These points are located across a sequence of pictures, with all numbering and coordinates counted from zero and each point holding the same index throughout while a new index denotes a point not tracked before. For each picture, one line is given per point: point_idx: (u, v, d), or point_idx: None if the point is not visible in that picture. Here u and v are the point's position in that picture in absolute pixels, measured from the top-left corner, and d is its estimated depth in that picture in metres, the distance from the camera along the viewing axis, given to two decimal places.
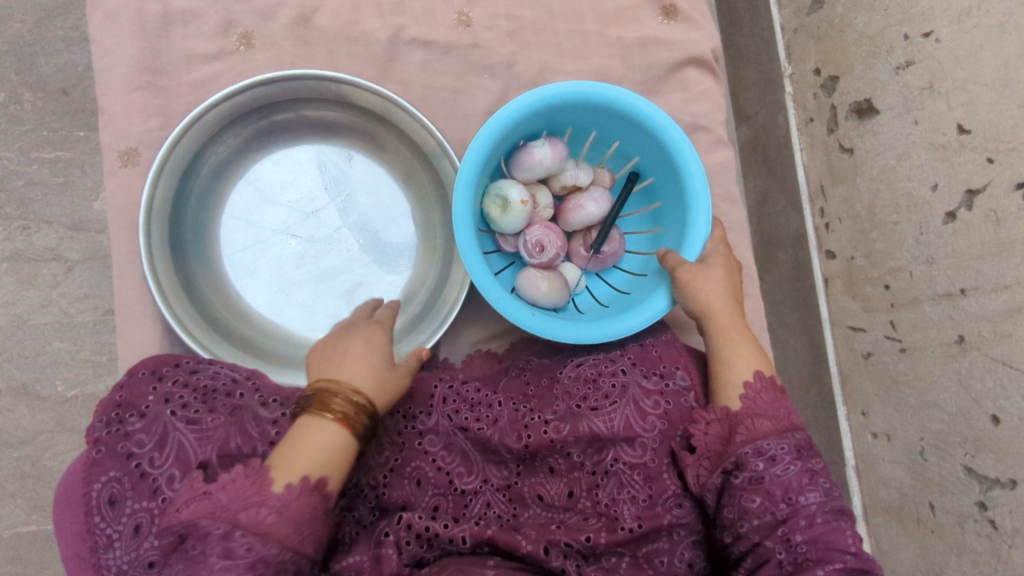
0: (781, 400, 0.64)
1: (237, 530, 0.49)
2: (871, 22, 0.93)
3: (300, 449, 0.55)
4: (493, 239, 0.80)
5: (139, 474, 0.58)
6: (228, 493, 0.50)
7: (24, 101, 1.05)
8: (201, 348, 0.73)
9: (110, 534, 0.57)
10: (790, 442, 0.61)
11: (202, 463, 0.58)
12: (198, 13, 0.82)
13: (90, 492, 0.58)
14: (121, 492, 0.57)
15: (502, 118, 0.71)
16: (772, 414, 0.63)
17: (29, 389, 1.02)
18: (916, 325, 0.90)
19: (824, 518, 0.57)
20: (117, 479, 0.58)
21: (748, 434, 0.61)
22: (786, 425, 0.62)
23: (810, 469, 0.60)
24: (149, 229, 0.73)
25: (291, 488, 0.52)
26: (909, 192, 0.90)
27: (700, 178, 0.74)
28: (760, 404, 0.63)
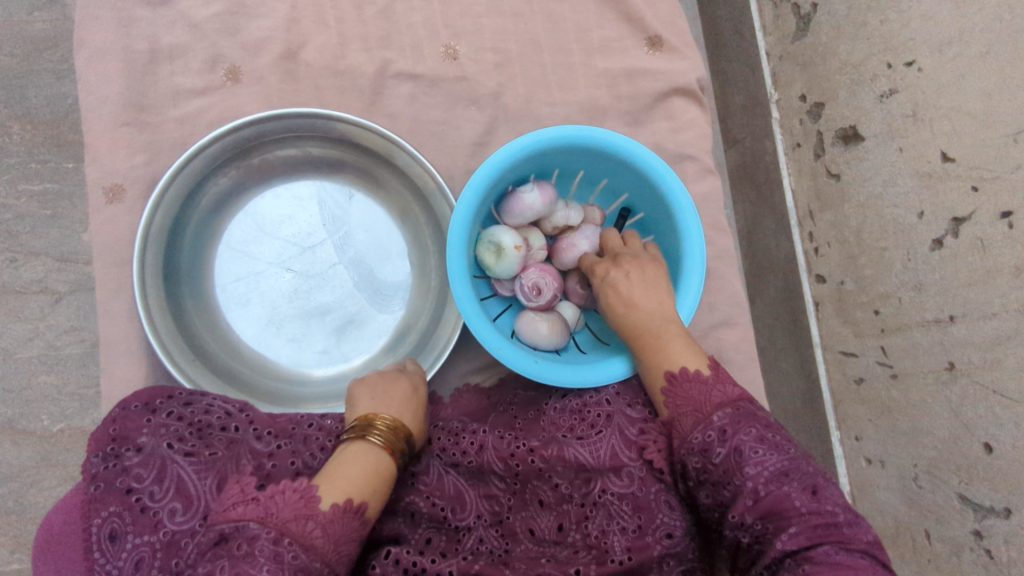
0: (708, 386, 0.60)
1: (285, 538, 0.50)
2: (854, 51, 0.94)
3: (345, 470, 0.57)
4: (489, 284, 0.81)
5: (139, 508, 0.57)
6: (276, 502, 0.52)
7: (13, 133, 1.05)
8: (188, 379, 0.72)
9: (111, 571, 0.55)
10: (715, 427, 0.57)
11: (202, 496, 0.58)
12: (184, 49, 0.82)
13: (90, 528, 0.56)
14: (121, 526, 0.56)
15: (487, 170, 0.72)
16: (694, 408, 0.60)
17: (13, 424, 1.01)
18: (906, 351, 0.90)
19: (767, 489, 0.53)
20: (117, 514, 0.56)
21: (676, 438, 0.60)
22: (708, 408, 0.59)
23: (737, 446, 0.55)
24: (143, 257, 0.72)
25: (338, 505, 0.53)
26: (896, 219, 0.90)
27: (690, 211, 0.73)
28: (680, 399, 0.61)
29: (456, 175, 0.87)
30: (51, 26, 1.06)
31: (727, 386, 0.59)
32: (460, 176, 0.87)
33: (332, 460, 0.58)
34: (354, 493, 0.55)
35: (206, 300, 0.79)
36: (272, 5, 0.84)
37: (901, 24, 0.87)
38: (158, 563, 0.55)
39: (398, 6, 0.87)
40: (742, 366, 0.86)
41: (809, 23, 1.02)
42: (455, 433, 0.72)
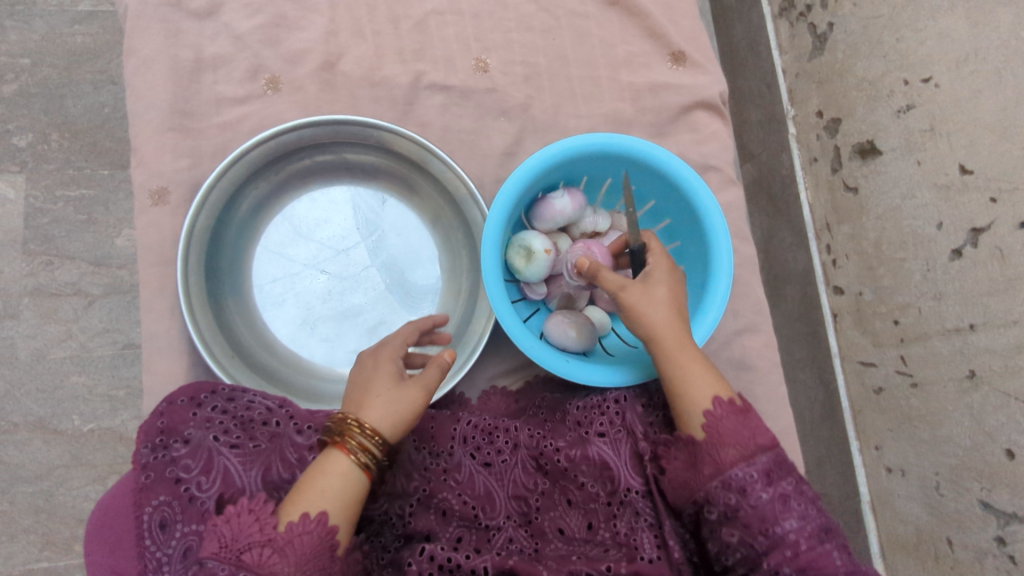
0: (744, 420, 0.61)
1: (241, 570, 0.50)
2: (871, 67, 0.97)
3: (312, 482, 0.56)
4: (518, 288, 0.83)
5: (187, 499, 0.59)
6: (235, 525, 0.51)
7: (52, 140, 1.08)
8: (226, 374, 0.74)
9: (161, 557, 0.58)
10: (758, 468, 0.59)
11: (248, 485, 0.59)
12: (228, 59, 0.86)
13: (142, 516, 0.59)
14: (170, 515, 0.58)
15: (522, 175, 0.75)
16: (738, 442, 0.60)
17: (45, 423, 1.02)
18: (926, 360, 0.91)
19: (810, 543, 0.56)
20: (167, 503, 0.59)
21: (714, 465, 0.60)
22: (754, 449, 0.59)
23: (782, 495, 0.57)
24: (187, 254, 0.75)
25: (292, 526, 0.52)
26: (915, 230, 0.92)
27: (717, 216, 0.76)
28: (724, 427, 0.61)
29: (485, 183, 0.89)
30: (92, 39, 1.10)
31: (765, 430, 0.60)
32: (490, 184, 0.90)
33: (312, 464, 0.57)
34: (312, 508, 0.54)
35: (244, 299, 0.81)
36: (312, 18, 0.88)
37: (918, 42, 0.90)
38: None
39: (432, 20, 0.90)
40: (766, 373, 0.88)
41: (825, 41, 1.05)
42: (489, 431, 0.74)
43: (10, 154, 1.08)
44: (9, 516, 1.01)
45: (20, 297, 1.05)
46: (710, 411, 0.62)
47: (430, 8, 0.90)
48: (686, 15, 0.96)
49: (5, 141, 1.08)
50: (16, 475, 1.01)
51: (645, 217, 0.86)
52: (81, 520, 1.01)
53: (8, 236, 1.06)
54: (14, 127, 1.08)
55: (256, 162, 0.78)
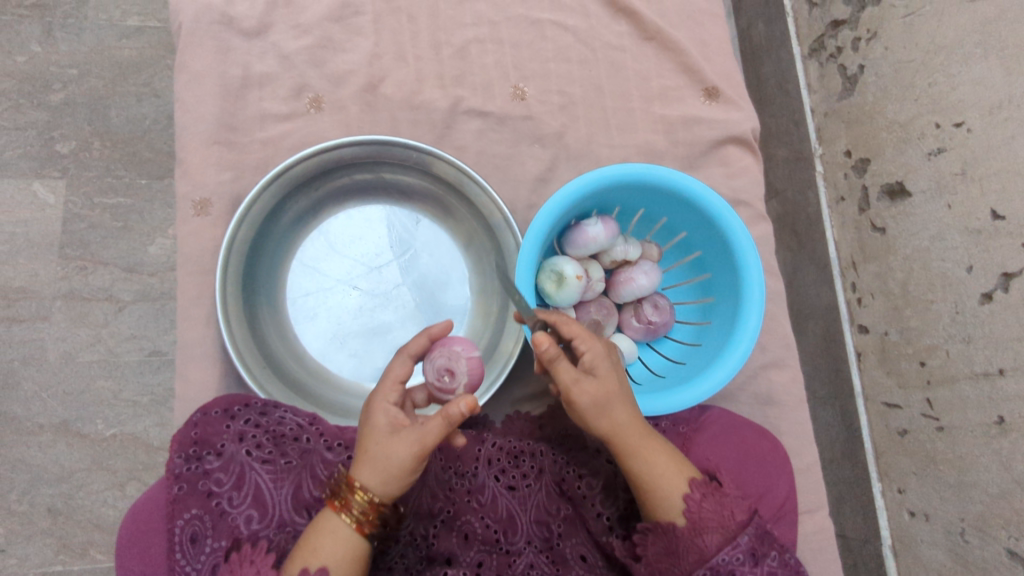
0: (722, 500, 0.59)
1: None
2: (902, 110, 0.98)
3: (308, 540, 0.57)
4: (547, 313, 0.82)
5: (218, 513, 0.61)
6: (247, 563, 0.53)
7: (94, 149, 1.11)
8: (258, 386, 0.75)
9: (190, 570, 0.60)
10: (743, 549, 0.57)
11: (278, 503, 0.61)
12: (274, 77, 0.88)
13: (174, 528, 0.61)
14: (201, 529, 0.61)
15: (558, 202, 0.76)
16: (719, 524, 0.58)
17: (69, 426, 1.03)
18: (953, 404, 0.91)
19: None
20: (198, 517, 0.61)
21: (699, 553, 0.57)
22: (735, 528, 0.58)
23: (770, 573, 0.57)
24: (226, 265, 0.76)
25: None
26: (944, 272, 0.92)
27: (750, 250, 0.77)
28: (705, 513, 0.59)
29: (518, 208, 0.91)
30: (138, 53, 1.14)
31: (741, 505, 0.59)
32: (522, 210, 0.91)
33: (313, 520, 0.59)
34: (311, 564, 0.55)
35: (278, 310, 0.82)
36: (357, 41, 0.90)
37: (950, 86, 0.91)
38: None
39: (472, 47, 0.93)
40: (792, 409, 0.88)
41: (855, 83, 1.06)
42: (514, 455, 0.74)
43: (52, 160, 1.11)
44: (27, 518, 1.01)
45: (53, 300, 1.06)
46: (690, 495, 0.60)
47: (471, 36, 0.93)
48: (720, 52, 0.98)
49: (49, 147, 1.11)
50: (38, 476, 1.02)
51: (675, 248, 0.86)
52: (98, 525, 1.01)
53: (46, 239, 1.08)
54: (58, 134, 1.11)
55: (298, 178, 0.80)
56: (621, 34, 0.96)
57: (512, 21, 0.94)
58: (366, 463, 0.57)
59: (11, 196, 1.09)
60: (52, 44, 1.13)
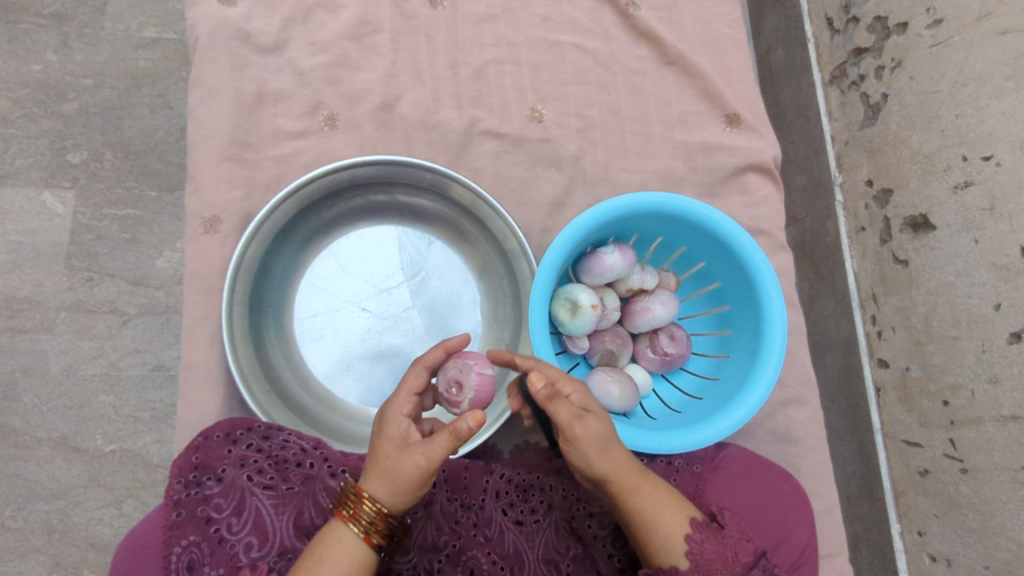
0: (724, 539, 0.59)
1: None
2: (927, 142, 0.96)
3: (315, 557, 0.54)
4: (560, 341, 0.80)
5: (217, 540, 0.59)
6: None
7: (105, 159, 1.10)
8: (262, 410, 0.72)
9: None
10: None
11: (281, 531, 0.59)
12: (289, 94, 0.87)
13: (169, 556, 0.58)
14: (199, 557, 0.58)
15: (576, 229, 0.74)
16: (724, 565, 0.58)
17: (68, 440, 1.01)
18: (979, 446, 0.88)
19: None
20: (196, 544, 0.58)
21: None
22: (740, 568, 0.58)
23: None
24: (234, 284, 0.74)
25: None
26: (970, 309, 0.90)
27: (772, 283, 0.75)
28: (710, 553, 0.58)
29: (532, 232, 0.89)
30: (153, 64, 1.13)
31: (742, 544, 0.60)
32: (537, 234, 0.89)
33: (320, 531, 0.57)
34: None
35: (285, 331, 0.80)
36: (374, 60, 0.89)
37: (979, 119, 0.89)
38: None
39: (490, 68, 0.91)
40: (811, 447, 0.85)
41: (878, 112, 1.04)
42: (523, 488, 0.72)
43: (63, 170, 1.10)
44: (21, 534, 0.99)
45: (57, 312, 1.05)
46: (692, 536, 0.59)
47: (489, 57, 0.92)
48: (742, 78, 0.96)
49: (60, 156, 1.10)
50: (34, 492, 1.00)
51: (693, 278, 0.84)
52: (93, 544, 0.99)
53: (53, 249, 1.07)
54: (70, 144, 1.10)
55: (310, 197, 0.78)
56: (641, 58, 0.95)
57: (531, 43, 0.93)
58: (376, 476, 0.55)
59: (20, 205, 1.08)
60: (68, 54, 1.12)
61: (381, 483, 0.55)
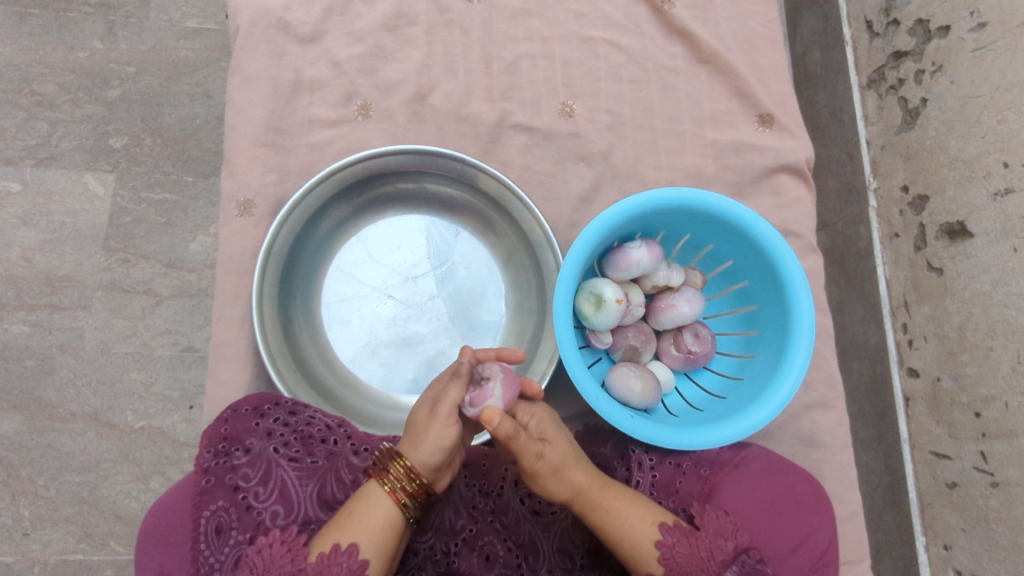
0: (698, 539, 0.61)
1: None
2: (967, 147, 0.94)
3: (349, 509, 0.57)
4: (583, 334, 0.80)
5: (244, 507, 0.60)
6: (267, 555, 0.54)
7: (145, 145, 1.13)
8: (287, 389, 0.74)
9: (213, 563, 0.59)
10: None
11: (305, 502, 0.61)
12: (325, 83, 0.89)
13: (199, 520, 0.60)
14: (226, 521, 0.60)
15: (603, 223, 0.73)
16: (699, 566, 0.59)
17: (100, 416, 1.04)
18: (1011, 460, 0.86)
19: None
20: (224, 509, 0.60)
21: None
22: (716, 567, 0.59)
23: None
24: (265, 266, 0.75)
25: (323, 557, 0.53)
26: (1005, 319, 0.87)
27: (802, 285, 0.74)
28: (683, 552, 0.60)
29: (559, 226, 0.89)
30: (194, 53, 1.16)
31: (721, 545, 0.61)
32: (564, 228, 0.89)
33: (355, 494, 0.59)
34: (342, 540, 0.54)
35: (312, 315, 0.82)
36: (408, 52, 0.90)
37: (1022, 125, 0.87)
38: None
39: (523, 62, 0.92)
40: (835, 453, 0.83)
41: (917, 116, 1.02)
42: None
43: (104, 154, 1.13)
44: (52, 504, 1.02)
45: (94, 291, 1.08)
46: (660, 542, 0.60)
47: (523, 51, 0.92)
48: (776, 79, 0.95)
49: (103, 141, 1.13)
50: (66, 463, 1.03)
51: (720, 276, 0.83)
52: (120, 516, 1.02)
53: (92, 229, 1.11)
54: (112, 129, 1.14)
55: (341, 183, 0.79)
56: (674, 55, 0.94)
57: (565, 38, 0.93)
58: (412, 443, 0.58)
59: (63, 186, 1.12)
60: (114, 42, 1.16)
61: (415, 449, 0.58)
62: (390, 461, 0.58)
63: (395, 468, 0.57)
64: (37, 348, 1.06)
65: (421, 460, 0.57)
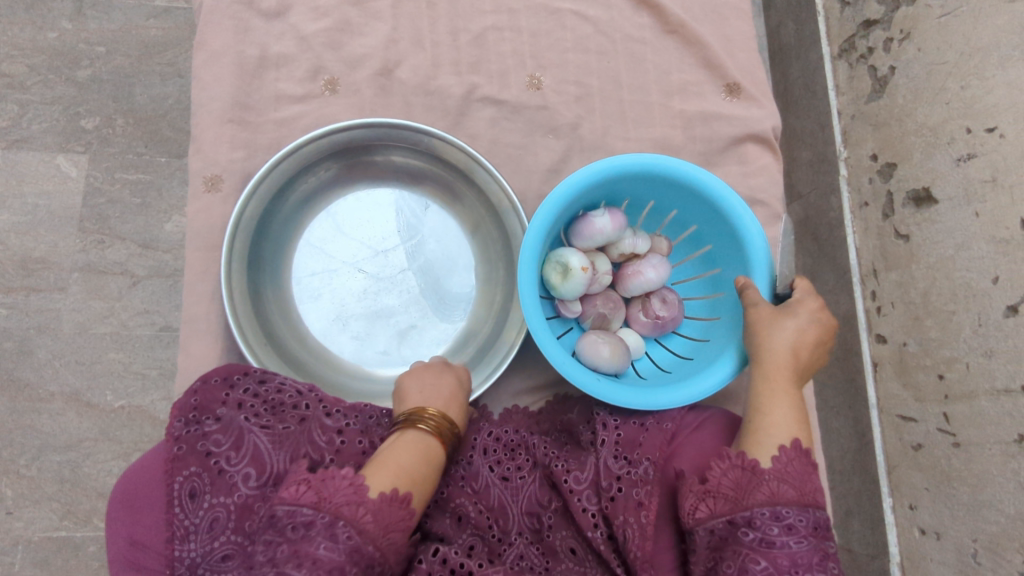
0: (811, 475, 0.59)
1: (339, 521, 0.52)
2: (932, 114, 0.94)
3: (387, 456, 0.59)
4: (553, 305, 0.81)
5: (217, 471, 0.62)
6: (328, 484, 0.54)
7: (117, 125, 1.13)
8: (257, 361, 0.75)
9: (189, 525, 0.61)
10: (810, 517, 0.56)
11: (277, 466, 0.61)
12: (291, 59, 0.88)
13: (173, 484, 0.62)
14: (200, 485, 0.61)
15: (563, 194, 0.74)
16: (801, 485, 0.58)
17: (81, 395, 1.05)
18: (972, 420, 0.88)
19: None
20: (197, 475, 0.62)
21: (769, 494, 0.57)
22: (810, 500, 0.57)
23: (823, 551, 0.55)
24: (232, 242, 0.76)
25: (388, 491, 0.55)
26: (967, 282, 0.89)
27: (763, 246, 0.76)
28: (792, 471, 0.58)
29: (528, 199, 0.90)
30: (165, 33, 1.15)
31: (822, 493, 0.59)
32: (532, 201, 0.90)
33: (379, 452, 0.60)
34: (402, 479, 0.57)
35: (283, 290, 0.83)
36: (375, 26, 0.90)
37: (984, 90, 0.87)
38: (232, 524, 0.60)
39: (490, 35, 0.92)
40: None
41: (885, 84, 1.03)
42: (511, 447, 0.74)
43: (76, 135, 1.13)
44: (35, 483, 1.03)
45: (70, 272, 1.08)
46: (783, 448, 0.60)
47: (489, 23, 0.92)
48: (744, 48, 0.95)
49: (74, 122, 1.13)
50: (48, 443, 1.04)
51: (686, 242, 0.84)
52: (103, 494, 1.03)
53: (66, 211, 1.10)
54: (83, 110, 1.13)
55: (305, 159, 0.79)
56: (642, 26, 0.94)
57: (532, 10, 0.93)
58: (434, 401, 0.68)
59: (36, 168, 1.12)
60: (82, 22, 1.15)
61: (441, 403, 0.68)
62: (424, 411, 0.65)
63: (433, 413, 0.65)
64: (14, 330, 1.07)
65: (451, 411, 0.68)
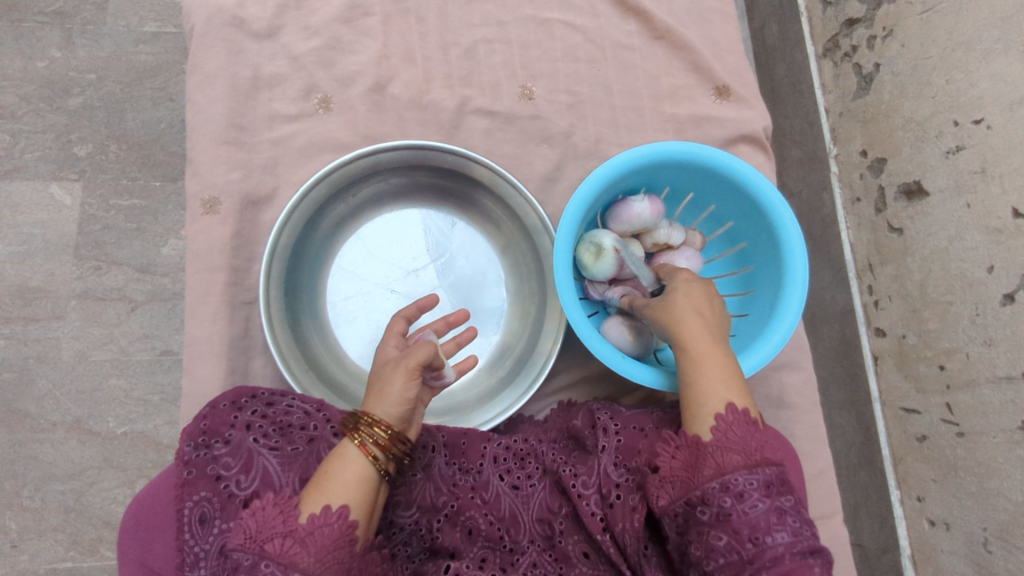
0: (755, 433, 0.56)
1: (263, 559, 0.52)
2: (919, 108, 0.96)
3: (324, 471, 0.57)
4: (582, 287, 0.81)
5: (227, 496, 0.61)
6: (259, 518, 0.54)
7: (110, 152, 1.13)
8: (301, 387, 0.76)
9: (198, 552, 0.60)
10: (760, 478, 0.54)
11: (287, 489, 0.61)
12: (284, 78, 0.89)
13: (183, 510, 0.61)
14: (210, 511, 0.61)
15: (604, 179, 0.74)
16: (745, 450, 0.55)
17: (82, 424, 1.05)
18: (975, 409, 0.88)
19: (793, 559, 0.51)
20: (207, 499, 0.62)
21: (715, 467, 0.55)
22: (760, 459, 0.55)
23: (779, 507, 0.53)
24: (269, 271, 0.76)
25: (314, 518, 0.54)
26: (963, 273, 0.90)
27: (796, 238, 0.75)
28: (733, 436, 0.56)
29: None
30: (154, 58, 1.16)
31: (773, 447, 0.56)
32: None
33: (324, 464, 0.59)
34: (333, 500, 0.55)
35: (319, 314, 0.84)
36: (366, 42, 0.91)
37: (969, 84, 0.88)
38: None
39: (480, 47, 0.93)
40: (804, 411, 0.88)
41: (871, 81, 1.04)
42: (520, 456, 0.73)
43: (70, 162, 1.13)
44: (39, 514, 1.02)
45: (68, 300, 1.08)
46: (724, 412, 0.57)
47: (479, 36, 0.93)
48: (731, 51, 0.97)
49: (67, 150, 1.13)
50: (50, 472, 1.03)
51: (721, 238, 0.85)
52: (108, 522, 1.02)
53: (62, 239, 1.10)
54: (76, 137, 1.13)
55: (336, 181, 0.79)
56: (629, 33, 0.95)
57: (520, 21, 0.94)
58: (376, 398, 0.60)
59: (29, 197, 1.11)
60: (72, 50, 1.15)
61: (380, 399, 0.60)
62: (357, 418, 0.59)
63: (364, 422, 0.59)
64: (13, 361, 1.06)
65: (387, 411, 0.59)
